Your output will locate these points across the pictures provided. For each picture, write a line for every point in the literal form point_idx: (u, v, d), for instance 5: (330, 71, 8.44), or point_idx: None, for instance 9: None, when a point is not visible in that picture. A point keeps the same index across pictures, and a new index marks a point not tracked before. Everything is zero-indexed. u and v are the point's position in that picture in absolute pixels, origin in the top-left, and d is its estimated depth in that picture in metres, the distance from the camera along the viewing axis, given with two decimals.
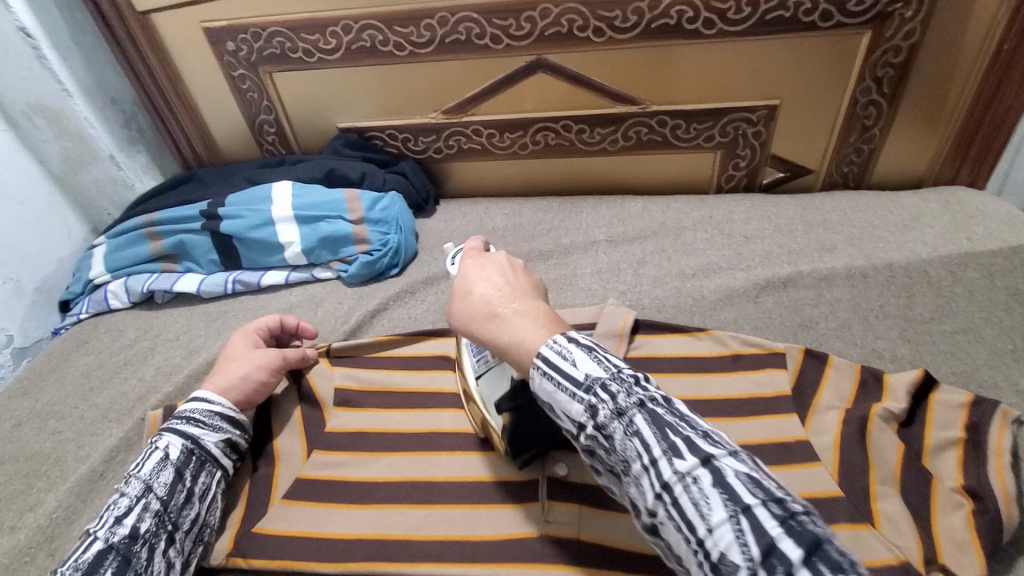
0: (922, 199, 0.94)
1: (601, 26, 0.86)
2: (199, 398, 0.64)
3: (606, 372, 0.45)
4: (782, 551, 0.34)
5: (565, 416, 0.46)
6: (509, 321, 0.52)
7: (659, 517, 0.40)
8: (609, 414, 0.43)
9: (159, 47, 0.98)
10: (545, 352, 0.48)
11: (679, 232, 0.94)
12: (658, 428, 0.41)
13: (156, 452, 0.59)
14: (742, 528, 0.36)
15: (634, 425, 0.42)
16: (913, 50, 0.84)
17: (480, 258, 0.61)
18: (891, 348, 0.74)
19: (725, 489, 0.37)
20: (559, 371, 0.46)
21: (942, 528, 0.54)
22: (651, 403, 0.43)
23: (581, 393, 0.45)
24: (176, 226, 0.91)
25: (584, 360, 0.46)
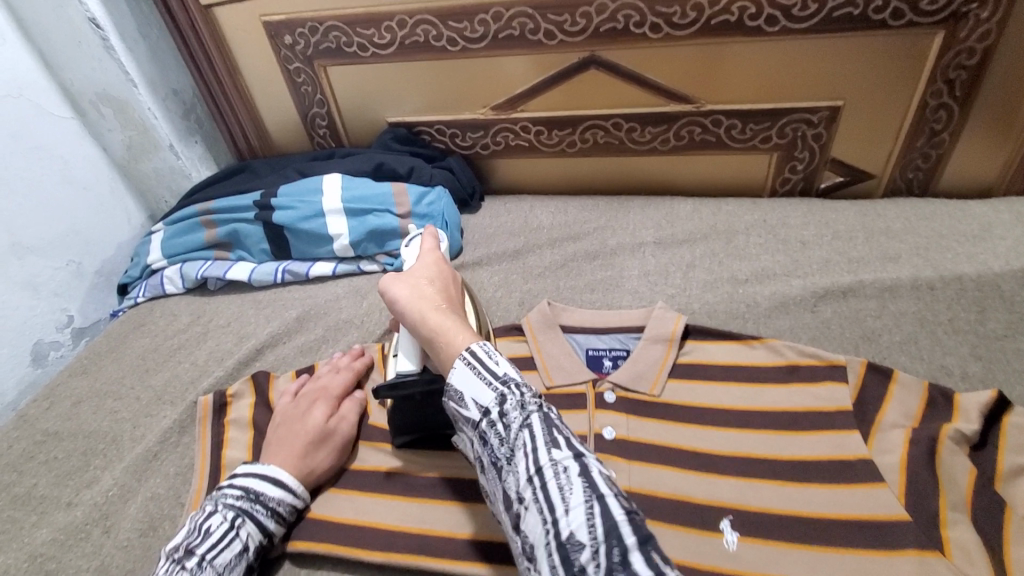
0: (995, 209, 0.88)
1: (659, 22, 0.84)
2: (282, 486, 0.59)
3: (519, 376, 0.49)
4: (622, 535, 0.39)
5: (473, 402, 0.49)
6: (441, 318, 0.56)
7: (525, 499, 0.43)
8: (512, 404, 0.47)
9: (220, 39, 1.01)
10: (475, 348, 0.52)
11: (731, 237, 0.91)
12: (547, 427, 0.46)
13: (235, 543, 0.55)
14: (595, 515, 0.40)
15: (530, 420, 0.46)
16: (990, 52, 0.79)
17: (434, 263, 0.66)
18: (960, 365, 0.70)
19: (589, 482, 0.42)
20: (481, 363, 0.50)
21: (1018, 559, 0.50)
22: (546, 408, 0.48)
23: (495, 383, 0.49)
24: (232, 216, 0.93)
25: (506, 362, 0.50)
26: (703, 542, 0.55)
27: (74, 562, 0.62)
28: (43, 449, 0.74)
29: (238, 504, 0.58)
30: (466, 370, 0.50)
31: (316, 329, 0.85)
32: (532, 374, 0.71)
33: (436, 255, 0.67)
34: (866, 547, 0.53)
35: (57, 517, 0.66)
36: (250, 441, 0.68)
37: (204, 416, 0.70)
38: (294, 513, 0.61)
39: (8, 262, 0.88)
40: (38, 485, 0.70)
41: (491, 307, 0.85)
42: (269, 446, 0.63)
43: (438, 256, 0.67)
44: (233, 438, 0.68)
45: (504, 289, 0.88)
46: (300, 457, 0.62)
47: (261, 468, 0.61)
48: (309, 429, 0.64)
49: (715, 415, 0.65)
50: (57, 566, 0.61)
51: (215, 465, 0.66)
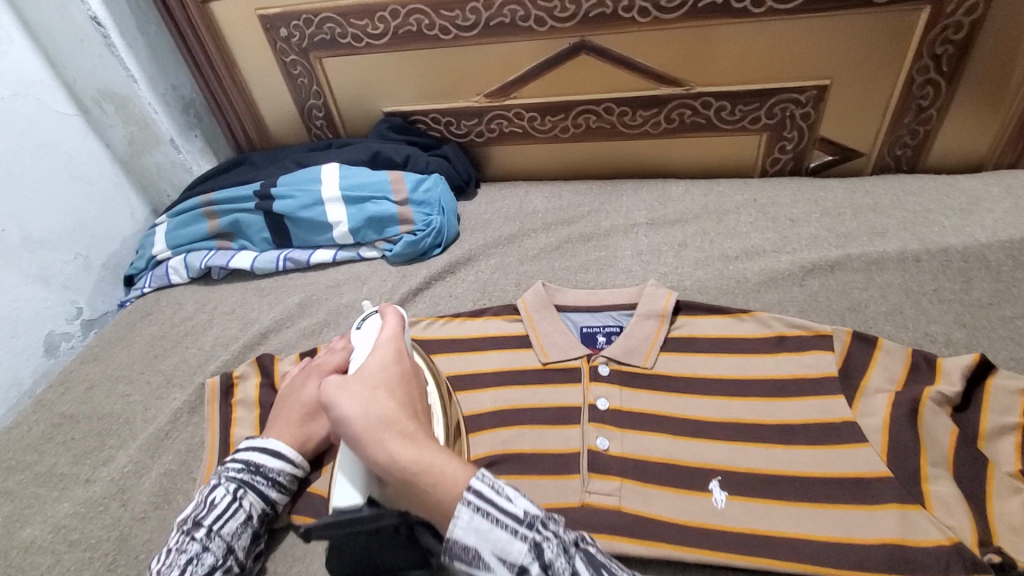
0: (982, 183, 0.90)
1: (647, 6, 0.85)
2: (281, 457, 0.62)
3: (540, 510, 0.45)
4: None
5: (500, 559, 0.43)
6: (414, 446, 0.46)
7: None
8: (552, 550, 0.43)
9: (217, 34, 1.02)
10: (477, 487, 0.44)
11: (721, 216, 0.93)
12: (595, 568, 0.43)
13: (239, 512, 0.58)
14: None
15: (575, 565, 0.42)
16: (975, 26, 0.81)
17: (391, 360, 0.54)
18: (945, 333, 0.72)
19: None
20: (494, 506, 0.44)
21: (998, 512, 0.53)
22: (581, 543, 0.44)
23: (521, 529, 0.43)
24: (232, 206, 0.95)
25: (520, 496, 0.44)
26: (694, 502, 0.57)
27: (94, 534, 0.64)
28: (59, 432, 0.77)
29: (238, 476, 0.60)
30: (480, 522, 0.43)
31: (318, 314, 0.87)
32: (528, 351, 0.73)
33: (391, 348, 0.55)
34: (850, 502, 0.55)
35: (75, 493, 0.69)
36: (257, 418, 0.70)
37: (212, 396, 0.72)
38: (295, 481, 0.63)
39: (19, 254, 0.91)
40: (57, 465, 0.73)
41: (487, 289, 0.87)
42: (271, 422, 0.66)
43: (397, 347, 0.56)
44: (241, 416, 0.71)
45: (500, 272, 0.90)
46: (296, 426, 0.65)
47: (260, 438, 0.64)
48: (304, 402, 0.66)
49: (705, 385, 0.67)
50: (77, 538, 0.64)
51: (225, 442, 0.69)
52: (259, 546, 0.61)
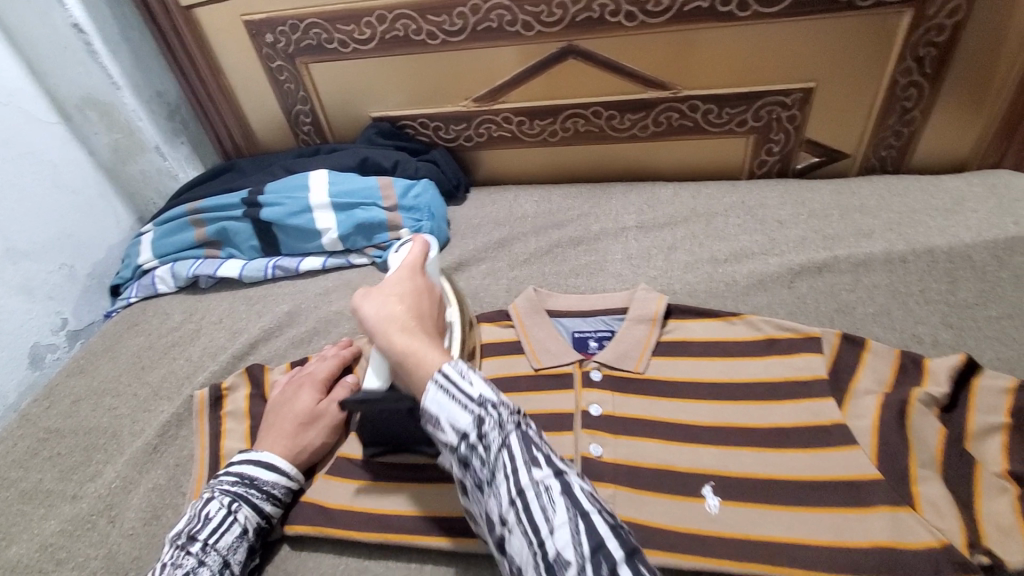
0: (966, 183, 0.91)
1: (634, 10, 0.85)
2: (276, 470, 0.62)
3: (495, 394, 0.49)
4: (608, 550, 0.42)
5: (449, 426, 0.48)
6: (411, 339, 0.53)
7: (510, 522, 0.45)
8: (493, 426, 0.47)
9: (201, 40, 1.01)
10: (445, 368, 0.49)
11: (710, 218, 0.93)
12: (528, 447, 0.47)
13: (234, 526, 0.58)
14: (581, 534, 0.43)
15: (511, 442, 0.47)
16: (958, 28, 0.81)
17: (407, 276, 0.60)
18: (932, 333, 0.73)
19: (572, 501, 0.45)
20: (454, 385, 0.48)
21: (986, 512, 0.54)
22: (524, 426, 0.48)
23: (472, 406, 0.48)
24: (219, 213, 0.94)
25: (480, 381, 0.49)
26: (687, 507, 0.58)
27: (83, 551, 0.64)
28: (45, 446, 0.76)
29: (232, 489, 0.60)
30: (440, 395, 0.48)
31: (308, 322, 0.86)
32: (520, 357, 0.73)
33: (409, 267, 0.61)
34: (841, 506, 0.56)
35: (63, 509, 0.68)
36: (246, 430, 0.70)
37: (202, 409, 0.72)
38: (289, 494, 0.63)
39: (2, 266, 0.89)
40: (43, 480, 0.72)
41: (478, 294, 0.87)
42: (263, 433, 0.66)
43: (415, 268, 0.62)
44: (231, 429, 0.70)
45: (491, 277, 0.90)
46: (290, 437, 0.65)
47: (253, 450, 0.64)
48: (298, 412, 0.66)
49: (696, 389, 0.67)
50: (66, 555, 0.63)
51: (214, 455, 0.68)
52: (253, 561, 0.60)
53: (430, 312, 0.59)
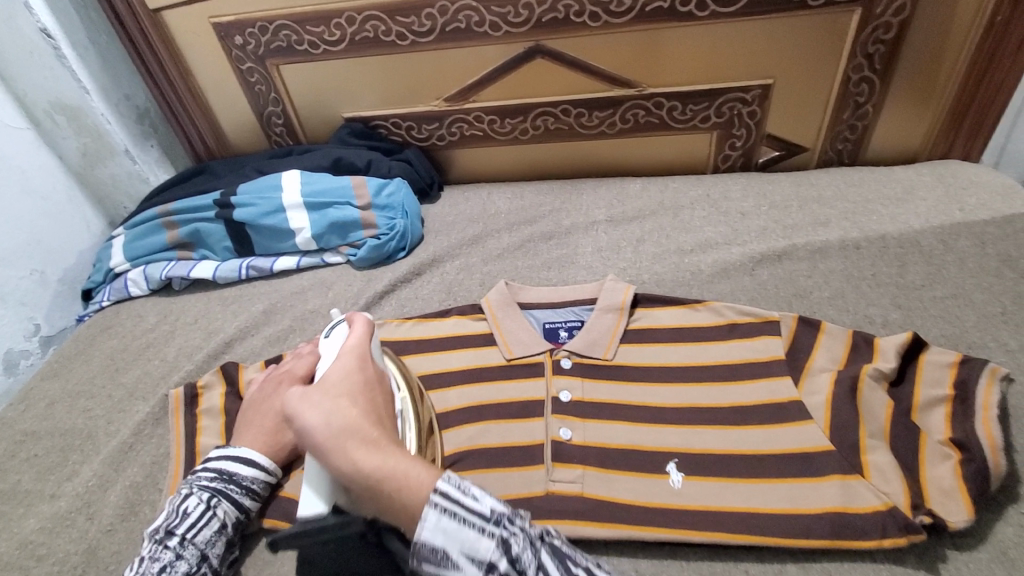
0: (916, 173, 0.96)
1: (597, 10, 0.88)
2: (255, 465, 0.62)
3: (507, 507, 0.46)
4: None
5: (468, 558, 0.43)
6: (379, 453, 0.47)
7: None
8: (520, 545, 0.44)
9: (171, 43, 1.01)
10: (445, 490, 0.45)
11: (677, 211, 0.96)
12: (562, 562, 0.45)
13: (213, 521, 0.59)
14: None
15: (541, 560, 0.44)
16: (904, 25, 0.86)
17: (352, 369, 0.55)
18: (883, 314, 0.76)
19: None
20: (461, 506, 0.45)
21: (930, 477, 0.57)
22: (547, 536, 0.46)
23: (489, 527, 0.44)
24: (192, 215, 0.94)
25: (485, 495, 0.45)
26: (654, 484, 0.60)
27: (61, 549, 0.64)
28: (19, 450, 0.75)
29: (211, 485, 0.60)
30: (448, 523, 0.44)
31: (284, 320, 0.87)
32: (493, 349, 0.75)
33: (352, 359, 0.56)
34: (798, 476, 0.59)
35: (39, 510, 0.68)
36: (222, 427, 0.70)
37: (177, 407, 0.72)
38: (268, 488, 0.64)
39: None
40: (19, 482, 0.71)
41: (452, 289, 0.89)
42: (241, 427, 0.67)
43: (357, 355, 0.57)
44: (207, 425, 0.71)
45: (465, 272, 0.92)
46: (269, 434, 0.65)
47: (229, 446, 0.65)
48: (276, 411, 0.66)
49: (662, 373, 0.70)
50: (44, 554, 0.63)
51: (191, 452, 0.69)
52: (232, 554, 0.61)
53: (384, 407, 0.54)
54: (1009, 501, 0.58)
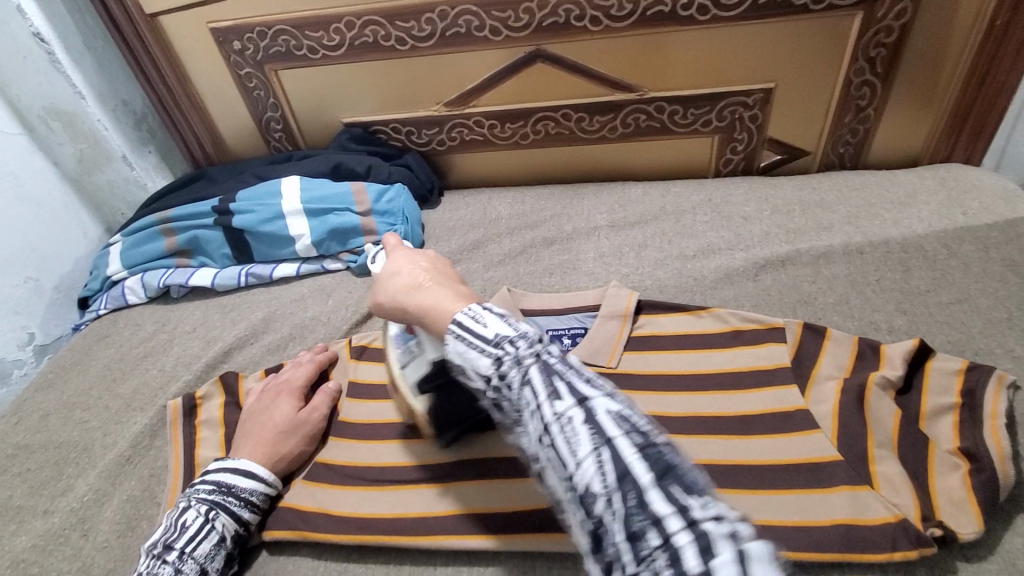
0: (918, 177, 0.95)
1: (598, 15, 0.88)
2: (253, 476, 0.62)
3: (513, 330, 0.45)
4: (638, 478, 0.37)
5: (474, 374, 0.45)
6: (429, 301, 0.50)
7: (543, 458, 0.41)
8: (511, 365, 0.43)
9: (168, 49, 1.01)
10: (458, 317, 0.46)
11: (679, 216, 0.96)
12: (549, 378, 0.42)
13: (212, 533, 0.57)
14: (606, 463, 0.38)
15: (530, 375, 0.42)
16: (905, 29, 0.85)
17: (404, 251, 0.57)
18: (888, 320, 0.76)
19: (597, 429, 0.39)
20: (468, 331, 0.45)
21: (940, 488, 0.57)
22: (547, 355, 0.43)
23: (489, 349, 0.44)
24: (190, 222, 0.94)
25: (493, 320, 0.45)
26: None
27: (58, 564, 0.63)
28: (16, 462, 0.75)
29: (209, 497, 0.60)
30: (460, 346, 0.45)
31: (283, 328, 0.86)
32: None
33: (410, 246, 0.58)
34: (805, 487, 0.58)
35: (36, 524, 0.67)
36: (221, 438, 0.70)
37: (175, 418, 0.72)
38: (267, 501, 0.63)
39: None
40: (17, 495, 0.71)
41: None
42: (239, 437, 0.67)
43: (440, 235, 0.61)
44: (207, 437, 0.70)
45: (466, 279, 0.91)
46: (268, 444, 0.65)
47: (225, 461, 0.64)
48: (275, 422, 0.67)
49: (667, 381, 0.69)
50: (41, 569, 0.63)
51: (190, 464, 0.68)
52: (230, 570, 0.60)
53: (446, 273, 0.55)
54: (1018, 511, 0.57)
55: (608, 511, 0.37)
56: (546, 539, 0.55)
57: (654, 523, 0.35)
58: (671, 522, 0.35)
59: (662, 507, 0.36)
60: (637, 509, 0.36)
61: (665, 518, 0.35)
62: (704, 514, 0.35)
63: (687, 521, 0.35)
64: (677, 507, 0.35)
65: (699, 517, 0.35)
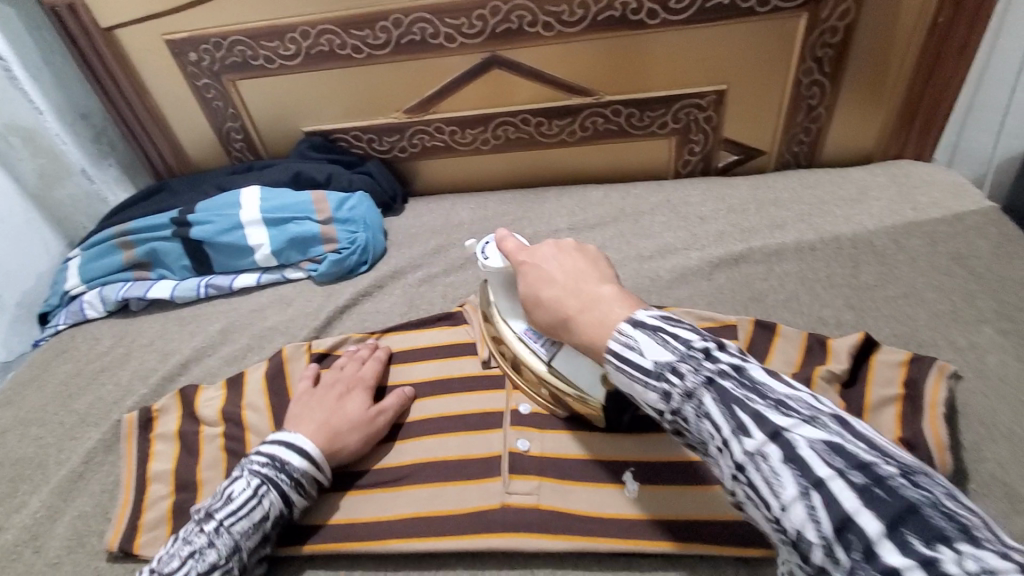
0: (870, 173, 0.97)
1: (550, 20, 0.89)
2: (305, 456, 0.61)
3: (674, 355, 0.44)
4: (859, 525, 0.34)
5: (644, 404, 0.46)
6: (587, 312, 0.52)
7: (737, 495, 0.41)
8: (680, 398, 0.43)
9: (125, 62, 1.00)
10: (613, 345, 0.47)
11: (637, 217, 0.97)
12: (728, 407, 0.41)
13: (255, 511, 0.58)
14: (819, 508, 0.35)
15: (704, 406, 0.42)
16: (850, 30, 0.87)
17: (536, 261, 0.59)
18: (836, 315, 0.78)
19: (800, 465, 0.37)
20: (628, 362, 0.46)
21: None
22: (719, 379, 0.42)
23: (652, 381, 0.45)
24: (148, 234, 0.93)
25: (650, 349, 0.45)
26: (608, 494, 0.60)
27: None
28: None
29: (262, 472, 0.60)
30: (621, 378, 0.47)
31: (241, 339, 0.86)
32: (459, 359, 0.74)
33: (540, 250, 0.60)
34: None
35: None
36: (175, 452, 0.70)
37: (130, 432, 0.71)
38: (318, 482, 0.63)
39: None
40: None
41: (415, 302, 0.88)
42: (295, 420, 0.66)
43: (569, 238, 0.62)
44: (160, 450, 0.70)
45: (428, 284, 0.91)
46: (332, 433, 0.64)
47: (281, 437, 0.63)
48: (348, 416, 0.66)
49: None
50: None
51: (142, 478, 0.68)
52: (268, 548, 0.60)
53: (603, 270, 0.56)
54: None
55: (829, 560, 0.35)
56: (495, 538, 0.58)
57: None
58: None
59: (897, 559, 0.32)
60: (865, 563, 0.33)
61: (904, 571, 0.32)
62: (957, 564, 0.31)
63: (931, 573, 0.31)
64: (917, 559, 0.32)
65: (953, 569, 0.30)
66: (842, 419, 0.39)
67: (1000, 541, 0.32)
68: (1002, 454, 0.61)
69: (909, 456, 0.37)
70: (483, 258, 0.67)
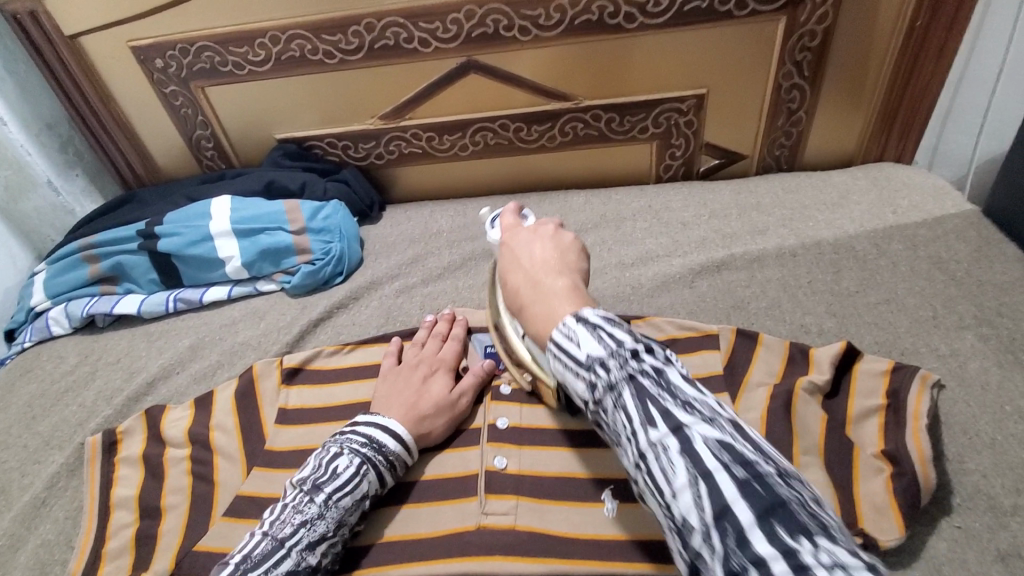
0: (851, 177, 0.97)
1: (526, 24, 0.87)
2: (400, 439, 0.61)
3: (606, 350, 0.43)
4: (735, 515, 0.35)
5: (570, 392, 0.46)
6: (537, 301, 0.51)
7: (637, 482, 0.41)
8: (602, 389, 0.42)
9: (90, 69, 0.97)
10: (556, 334, 0.46)
11: (619, 223, 0.96)
12: (642, 402, 0.40)
13: (360, 487, 0.57)
14: (704, 497, 0.36)
15: (622, 400, 0.41)
16: (828, 33, 0.87)
17: (514, 245, 0.59)
18: (818, 323, 0.76)
19: (693, 458, 0.37)
20: (563, 350, 0.45)
21: (864, 493, 0.57)
22: (642, 376, 0.41)
23: (580, 370, 0.44)
24: (114, 248, 0.90)
25: (586, 338, 0.44)
26: (588, 514, 0.58)
27: None
28: None
29: (361, 450, 0.59)
30: (557, 364, 0.46)
31: (212, 355, 0.83)
32: None
33: (521, 235, 0.60)
34: None
35: None
36: (139, 477, 0.67)
37: (93, 456, 0.68)
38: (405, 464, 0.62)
39: None
40: None
41: (392, 314, 0.86)
42: (384, 403, 0.65)
43: (559, 226, 0.61)
44: (125, 475, 0.67)
45: (406, 295, 0.89)
46: (420, 417, 0.63)
47: (371, 420, 0.62)
48: (434, 398, 0.65)
49: None
50: None
51: (105, 505, 0.65)
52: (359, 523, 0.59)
53: (573, 263, 0.56)
54: (942, 513, 0.58)
55: (704, 547, 0.36)
56: (470, 561, 0.55)
57: (756, 566, 0.33)
58: (776, 566, 0.33)
59: (765, 549, 0.33)
60: (737, 550, 0.34)
61: (770, 561, 0.33)
62: (818, 560, 0.32)
63: (795, 566, 0.32)
64: (784, 550, 0.33)
65: (813, 563, 0.32)
66: (739, 423, 0.40)
67: (852, 542, 0.34)
68: (986, 464, 0.60)
69: (785, 459, 0.39)
70: (489, 228, 0.69)
